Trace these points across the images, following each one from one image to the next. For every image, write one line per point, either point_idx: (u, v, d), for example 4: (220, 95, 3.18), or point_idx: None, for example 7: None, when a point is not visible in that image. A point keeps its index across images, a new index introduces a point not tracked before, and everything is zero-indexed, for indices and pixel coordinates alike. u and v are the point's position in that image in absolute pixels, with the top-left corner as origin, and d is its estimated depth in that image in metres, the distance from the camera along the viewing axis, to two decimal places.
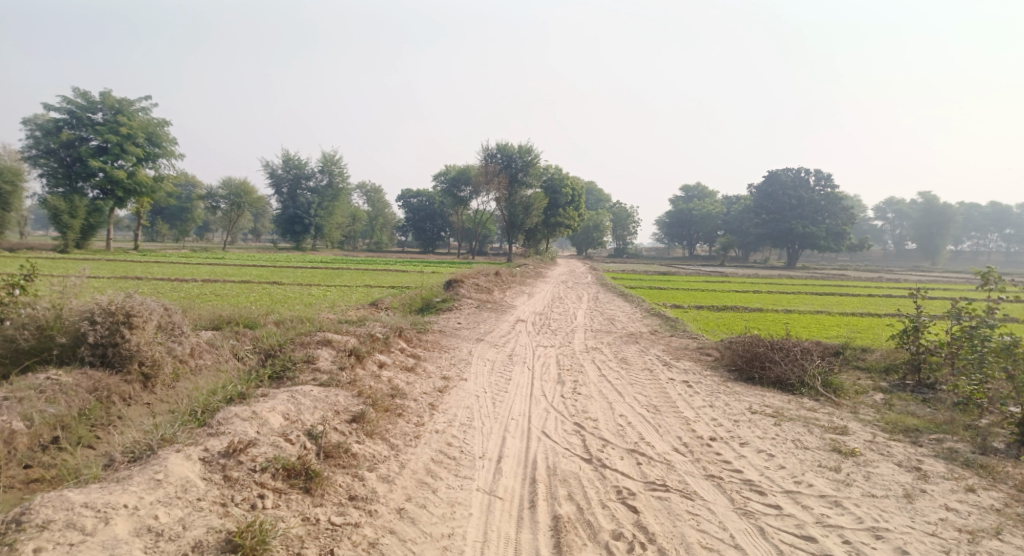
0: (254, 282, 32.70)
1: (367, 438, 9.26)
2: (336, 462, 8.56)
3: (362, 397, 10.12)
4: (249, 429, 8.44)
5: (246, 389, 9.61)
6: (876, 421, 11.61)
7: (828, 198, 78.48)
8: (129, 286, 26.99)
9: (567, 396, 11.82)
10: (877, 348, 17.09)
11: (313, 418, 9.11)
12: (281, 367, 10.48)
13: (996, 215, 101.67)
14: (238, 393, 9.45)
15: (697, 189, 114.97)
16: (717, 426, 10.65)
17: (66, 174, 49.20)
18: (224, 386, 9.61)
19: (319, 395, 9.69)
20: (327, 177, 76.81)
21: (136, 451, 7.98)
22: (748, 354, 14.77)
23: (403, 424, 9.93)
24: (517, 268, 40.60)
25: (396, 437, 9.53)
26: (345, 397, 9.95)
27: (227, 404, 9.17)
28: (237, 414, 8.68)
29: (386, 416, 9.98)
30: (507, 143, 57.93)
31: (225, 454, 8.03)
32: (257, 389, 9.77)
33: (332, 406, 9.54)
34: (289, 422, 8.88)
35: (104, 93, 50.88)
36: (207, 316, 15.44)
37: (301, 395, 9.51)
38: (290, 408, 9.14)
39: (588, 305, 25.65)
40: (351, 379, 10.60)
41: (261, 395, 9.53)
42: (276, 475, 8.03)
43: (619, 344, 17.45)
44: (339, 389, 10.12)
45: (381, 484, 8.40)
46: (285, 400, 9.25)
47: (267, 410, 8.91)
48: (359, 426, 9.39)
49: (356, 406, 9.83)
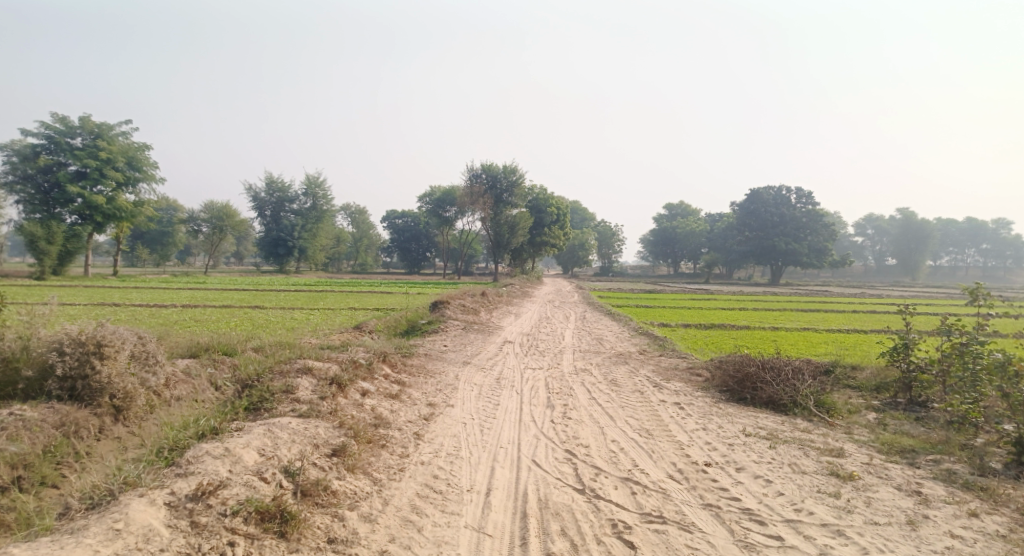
0: (236, 306, 32.16)
1: (348, 472, 8.87)
2: (315, 501, 8.17)
3: (344, 428, 9.74)
4: (220, 468, 8.04)
5: (221, 423, 9.19)
6: (871, 442, 11.34)
7: (809, 215, 79.03)
8: (107, 312, 26.38)
9: (557, 421, 11.49)
10: (867, 365, 16.88)
11: (291, 453, 8.72)
12: (258, 398, 10.06)
13: (974, 230, 102.78)
14: (211, 427, 9.03)
15: (681, 208, 115.47)
16: (712, 450, 10.35)
17: (44, 200, 48.50)
18: (197, 420, 9.19)
19: (298, 427, 9.29)
20: (311, 200, 76.36)
21: (95, 498, 7.62)
22: (740, 374, 14.49)
23: (387, 456, 9.55)
24: (503, 288, 40.29)
25: (380, 471, 9.15)
26: (326, 428, 9.56)
27: (198, 440, 8.75)
28: (208, 451, 8.28)
29: (368, 447, 9.60)
30: (491, 164, 58.27)
31: (193, 497, 7.63)
32: (232, 423, 9.35)
33: (311, 439, 9.13)
34: (265, 458, 8.48)
35: (83, 117, 50.31)
36: (185, 343, 15.00)
37: (279, 428, 9.11)
38: (267, 442, 8.73)
39: (575, 325, 25.36)
40: (331, 408, 10.22)
41: (235, 429, 9.12)
42: (249, 519, 7.63)
43: (608, 365, 17.15)
44: (319, 420, 9.73)
45: (363, 524, 8.02)
46: (261, 434, 8.85)
47: (241, 445, 8.51)
48: (340, 460, 9.01)
49: (337, 438, 9.45)
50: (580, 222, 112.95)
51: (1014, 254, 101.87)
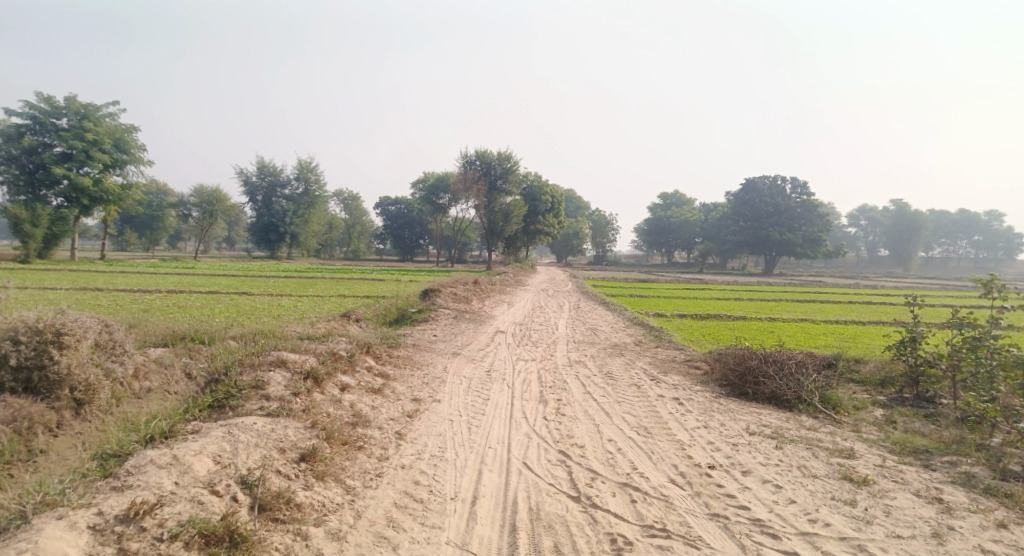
0: (223, 292, 31.38)
1: (317, 481, 8.15)
2: (274, 518, 7.45)
3: (316, 429, 9.02)
4: (164, 481, 7.30)
5: (174, 425, 8.44)
6: (881, 441, 10.69)
7: (804, 205, 78.40)
8: (88, 298, 25.64)
9: (550, 418, 10.78)
10: (871, 358, 16.25)
11: (252, 459, 7.99)
12: (223, 395, 9.34)
13: (967, 222, 102.30)
14: (163, 431, 8.29)
15: (675, 197, 114.67)
16: (714, 451, 9.69)
17: (29, 182, 47.50)
18: (150, 420, 8.45)
19: (263, 429, 8.57)
20: (303, 185, 75.36)
21: (4, 521, 6.79)
22: (741, 368, 13.84)
23: (363, 459, 8.83)
24: (496, 276, 39.49)
25: (354, 478, 8.42)
26: (295, 429, 8.85)
27: (146, 445, 8.01)
28: (153, 460, 7.53)
29: (343, 450, 8.89)
30: (485, 150, 56.93)
31: (124, 520, 6.87)
32: (189, 424, 8.61)
33: (278, 443, 8.43)
34: (220, 466, 7.73)
35: (68, 98, 49.17)
36: (159, 331, 14.23)
37: (240, 431, 8.36)
38: (224, 448, 7.99)
39: (569, 314, 24.64)
40: (305, 406, 9.50)
41: (190, 432, 8.37)
42: (191, 544, 6.89)
43: (603, 357, 16.45)
44: (289, 420, 9.02)
45: (330, 544, 7.31)
46: (219, 438, 8.10)
47: (193, 453, 7.75)
48: (308, 466, 8.32)
49: (308, 440, 8.75)
50: (574, 211, 112.23)
51: (1006, 246, 101.38)
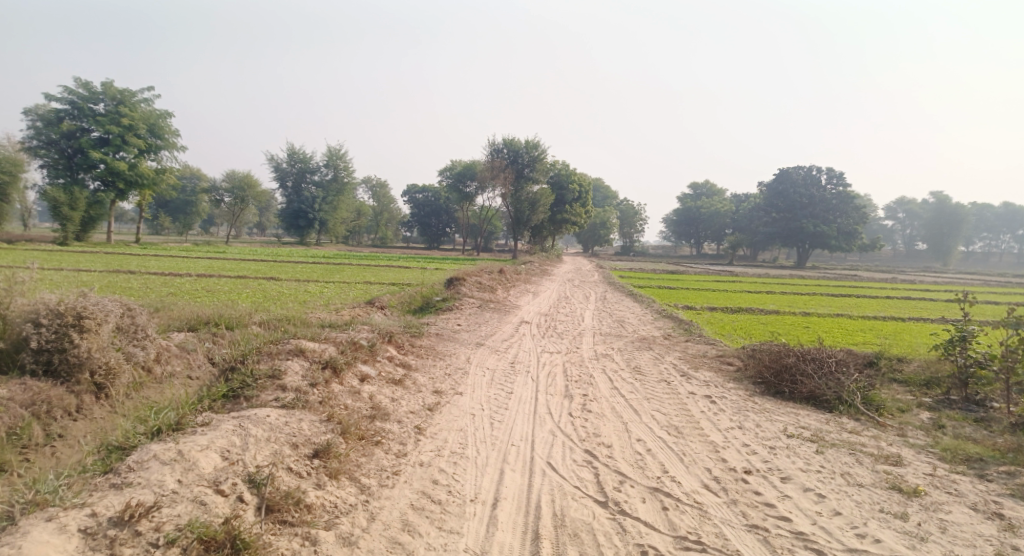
0: (251, 277, 31.40)
1: (330, 480, 7.84)
2: (281, 520, 7.15)
3: (332, 423, 8.72)
4: (166, 479, 7.04)
5: (184, 416, 8.16)
6: (930, 447, 10.10)
7: (840, 197, 76.62)
8: (117, 281, 25.74)
9: (576, 414, 10.35)
10: (915, 357, 15.58)
11: (261, 456, 7.69)
12: (239, 384, 9.05)
13: (1009, 216, 99.44)
14: (172, 422, 8.02)
15: (705, 188, 113.08)
16: (750, 454, 9.18)
17: (67, 166, 48.00)
18: (159, 411, 8.18)
19: (276, 422, 8.27)
20: (332, 171, 75.48)
21: None
22: (777, 366, 13.27)
23: (380, 456, 8.50)
24: (523, 265, 39.09)
25: (369, 476, 8.09)
26: (309, 422, 8.55)
27: (151, 438, 7.74)
28: (156, 456, 7.26)
29: (359, 445, 8.57)
30: (513, 138, 56.63)
31: (119, 522, 6.59)
32: (201, 415, 8.34)
33: (291, 438, 8.13)
34: (228, 463, 7.45)
35: (105, 83, 49.55)
36: (182, 315, 14.01)
37: (252, 425, 8.06)
38: (233, 443, 7.70)
39: (596, 306, 24.13)
40: (321, 398, 9.20)
41: (200, 424, 8.09)
42: (190, 549, 6.61)
43: (631, 351, 15.97)
44: (305, 413, 8.71)
45: (341, 549, 6.99)
46: (228, 433, 7.81)
47: (198, 448, 7.47)
48: (322, 463, 8.02)
49: (322, 435, 8.44)
50: (602, 200, 111.25)
51: None
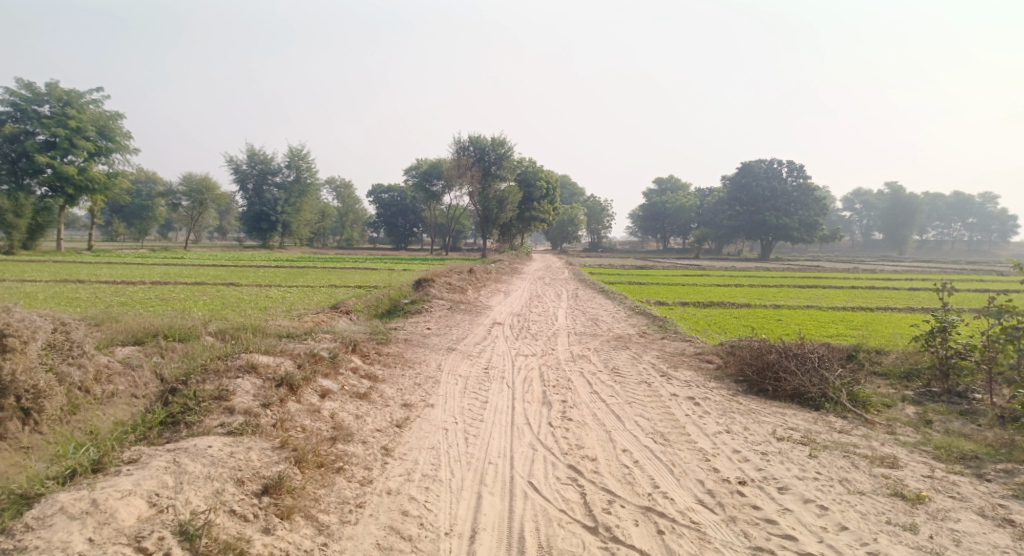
0: (209, 283, 30.12)
1: (282, 521, 7.08)
2: None
3: (286, 451, 7.94)
4: (75, 539, 6.27)
5: (107, 454, 7.30)
6: (923, 444, 9.60)
7: (801, 189, 77.24)
8: (65, 291, 24.44)
9: (556, 425, 9.68)
10: (893, 349, 15.18)
11: (197, 498, 6.91)
12: (179, 409, 8.20)
13: (960, 205, 101.54)
14: (92, 462, 7.15)
15: (670, 182, 113.39)
16: (743, 461, 8.63)
17: (12, 171, 45.97)
18: (79, 447, 7.32)
19: (219, 455, 7.49)
20: (294, 173, 73.91)
21: None
22: (759, 363, 12.73)
23: (343, 485, 7.74)
24: (492, 265, 38.36)
25: (329, 512, 7.34)
26: (259, 451, 7.78)
27: (65, 483, 6.90)
28: (64, 509, 6.45)
29: (318, 475, 7.80)
30: (479, 135, 55.86)
31: None
32: (129, 451, 7.48)
33: (236, 474, 7.34)
34: (155, 511, 6.67)
35: (50, 84, 47.57)
36: (128, 328, 13.00)
37: (188, 462, 7.24)
38: (164, 486, 6.89)
39: (568, 304, 23.50)
40: (273, 423, 8.39)
41: (126, 462, 7.25)
42: None
43: (608, 351, 15.33)
44: (253, 443, 7.91)
45: None
46: (159, 473, 7.00)
47: (115, 497, 6.63)
48: (272, 500, 7.24)
49: (275, 466, 7.66)
50: (569, 197, 110.97)
51: (1000, 229, 100.75)
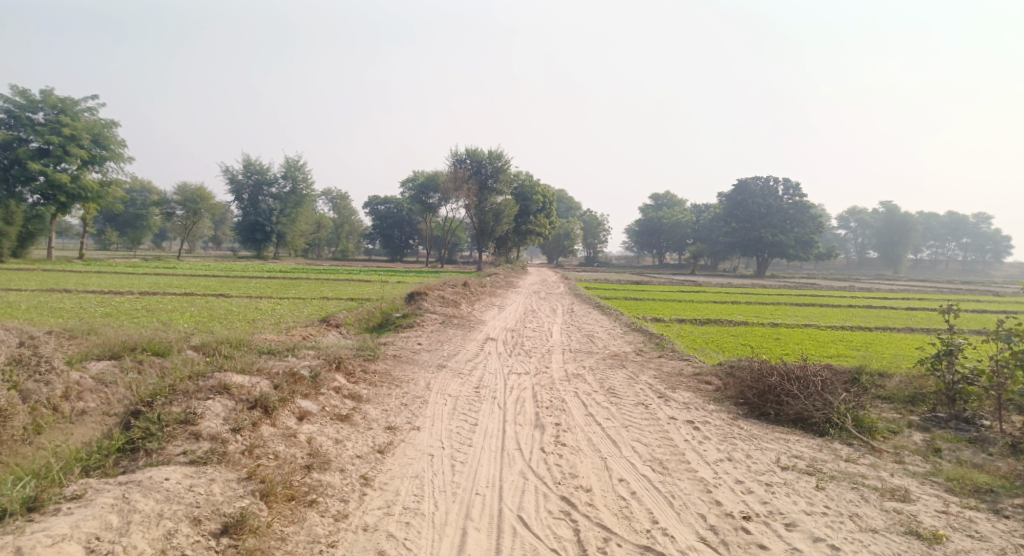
0: (199, 294, 29.53)
1: None
2: None
3: (254, 483, 7.47)
4: None
5: (51, 487, 6.84)
6: (934, 475, 9.08)
7: (797, 207, 76.96)
8: (51, 300, 23.88)
9: (549, 450, 9.17)
10: (895, 371, 14.66)
11: (144, 542, 6.47)
12: (140, 436, 7.75)
13: (955, 224, 101.56)
14: (35, 498, 6.70)
15: (666, 198, 113.27)
16: (747, 493, 8.15)
17: (4, 178, 45.44)
18: (22, 481, 6.85)
19: (176, 489, 7.02)
20: (290, 183, 73.48)
21: None
22: (760, 386, 12.23)
23: (315, 522, 7.27)
24: (487, 278, 37.90)
25: (297, 552, 6.86)
26: (222, 484, 7.31)
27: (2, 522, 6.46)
28: None
29: (286, 511, 7.32)
30: (476, 149, 55.41)
31: None
32: (76, 484, 7.03)
33: (192, 513, 6.86)
34: None
35: (45, 92, 47.16)
36: (106, 340, 12.44)
37: (139, 500, 6.77)
38: (106, 530, 6.44)
39: (564, 319, 22.99)
40: (240, 452, 7.91)
41: (70, 497, 6.79)
42: None
43: (604, 369, 14.80)
44: (216, 475, 7.43)
45: None
46: (103, 514, 6.54)
47: (45, 544, 6.16)
48: (231, 542, 6.79)
49: (239, 502, 7.18)
50: (565, 211, 110.79)
51: (994, 249, 100.82)
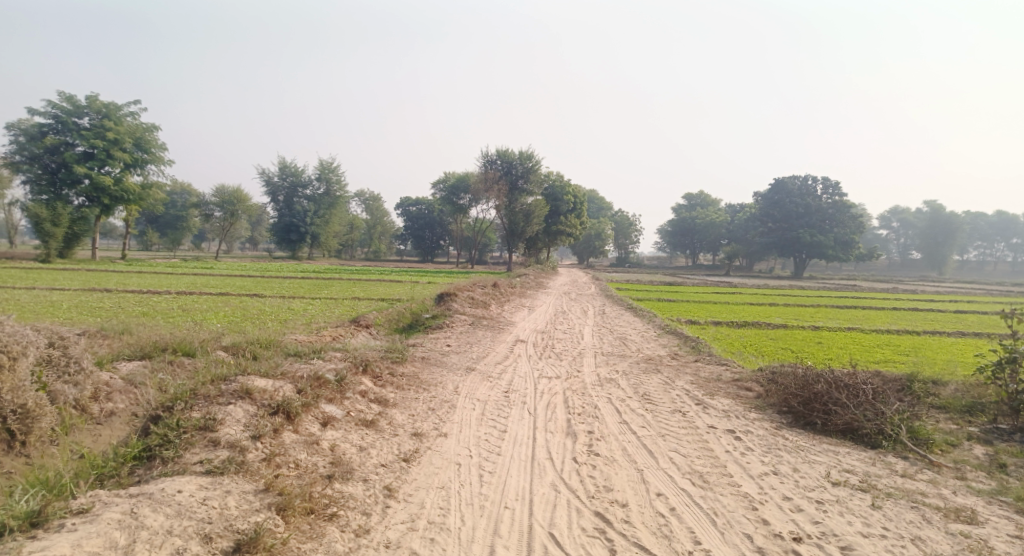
0: (233, 295, 29.61)
1: None
2: None
3: (271, 496, 7.20)
4: None
5: (57, 500, 6.66)
6: (1002, 494, 8.43)
7: (836, 206, 75.12)
8: (90, 299, 24.13)
9: (582, 460, 8.74)
10: (950, 379, 13.92)
11: None
12: (156, 443, 7.56)
13: (1004, 224, 98.38)
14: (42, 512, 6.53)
15: (700, 198, 111.72)
16: (795, 512, 7.65)
17: (51, 181, 46.34)
18: (30, 494, 6.69)
19: (187, 503, 6.78)
20: (324, 185, 73.97)
21: None
22: (806, 395, 11.62)
23: (335, 537, 6.98)
24: (518, 278, 37.52)
25: None
26: (238, 497, 7.06)
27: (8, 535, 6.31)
28: None
29: (304, 526, 7.04)
30: (507, 149, 55.06)
31: None
32: (86, 495, 6.85)
33: (204, 530, 6.61)
34: None
35: (90, 97, 48.01)
36: (137, 340, 12.29)
37: (150, 517, 6.55)
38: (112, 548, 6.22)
39: (595, 321, 22.50)
40: (257, 461, 7.65)
41: (77, 511, 6.61)
42: None
43: (639, 374, 14.28)
44: (233, 487, 7.19)
45: None
46: (110, 533, 6.32)
47: None
48: None
49: (254, 518, 6.91)
50: (597, 211, 109.95)
51: None
